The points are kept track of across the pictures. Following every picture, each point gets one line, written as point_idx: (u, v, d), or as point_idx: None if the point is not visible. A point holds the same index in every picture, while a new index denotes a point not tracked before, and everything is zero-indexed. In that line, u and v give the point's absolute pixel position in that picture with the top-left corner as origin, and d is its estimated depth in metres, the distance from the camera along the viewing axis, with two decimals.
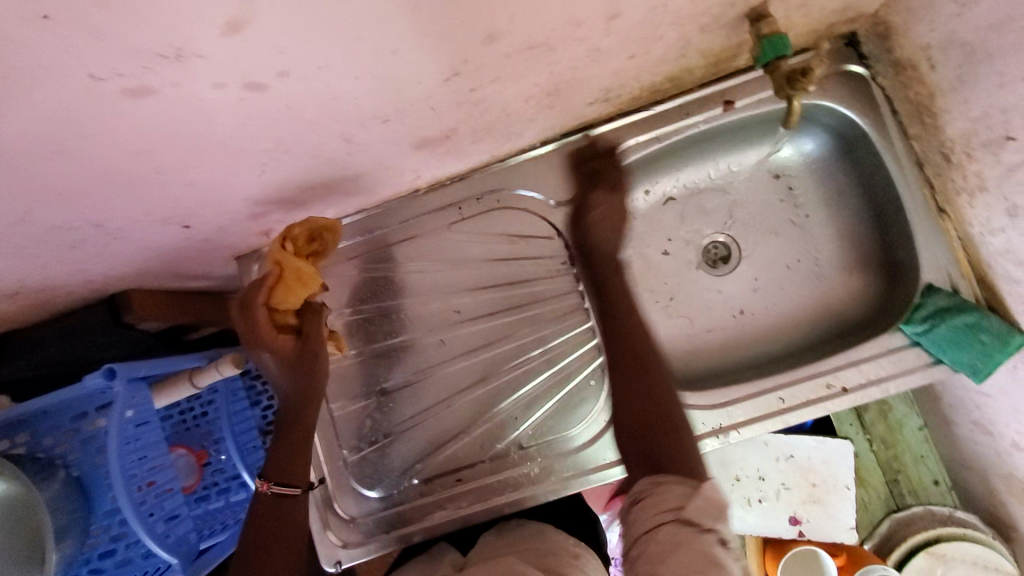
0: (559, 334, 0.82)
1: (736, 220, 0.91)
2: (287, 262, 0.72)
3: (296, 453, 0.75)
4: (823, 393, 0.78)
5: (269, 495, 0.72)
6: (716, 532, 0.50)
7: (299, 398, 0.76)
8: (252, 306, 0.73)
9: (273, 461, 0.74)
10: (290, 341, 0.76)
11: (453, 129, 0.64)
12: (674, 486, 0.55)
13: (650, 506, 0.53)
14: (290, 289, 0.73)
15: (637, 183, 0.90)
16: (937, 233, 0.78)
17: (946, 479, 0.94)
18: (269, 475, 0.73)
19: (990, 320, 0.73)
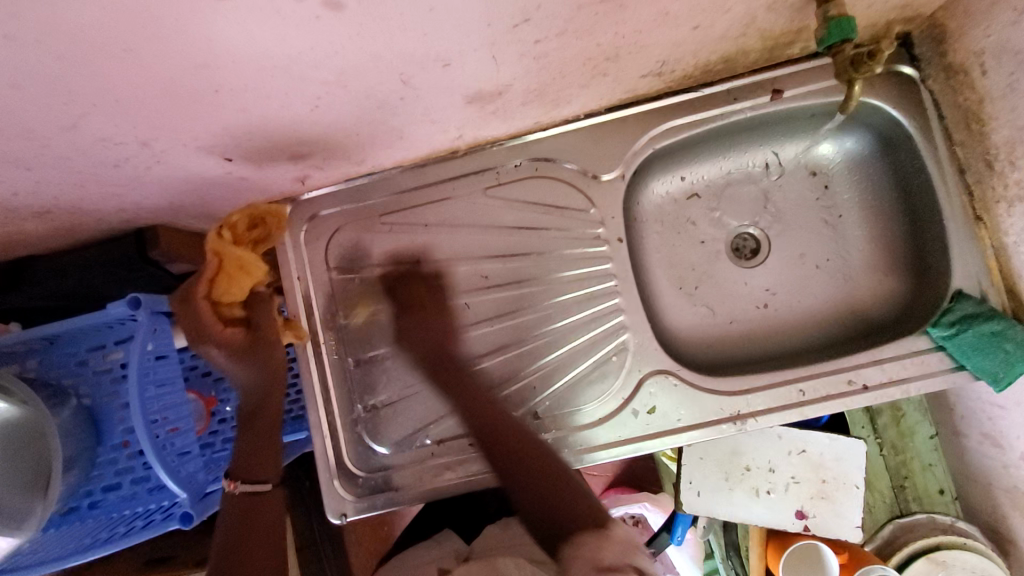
0: (584, 308, 0.82)
1: (768, 214, 0.92)
2: (225, 251, 0.74)
3: (258, 451, 0.77)
4: (844, 388, 0.78)
5: (236, 494, 0.74)
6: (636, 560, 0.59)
7: (257, 386, 0.79)
8: (196, 297, 0.75)
9: (239, 461, 0.77)
10: (238, 332, 0.78)
11: (506, 86, 0.63)
12: (605, 544, 0.60)
13: (586, 560, 0.59)
14: (231, 277, 0.76)
15: (673, 168, 0.90)
16: (972, 241, 0.78)
17: (952, 489, 0.94)
18: (235, 474, 0.76)
19: (1016, 331, 0.74)
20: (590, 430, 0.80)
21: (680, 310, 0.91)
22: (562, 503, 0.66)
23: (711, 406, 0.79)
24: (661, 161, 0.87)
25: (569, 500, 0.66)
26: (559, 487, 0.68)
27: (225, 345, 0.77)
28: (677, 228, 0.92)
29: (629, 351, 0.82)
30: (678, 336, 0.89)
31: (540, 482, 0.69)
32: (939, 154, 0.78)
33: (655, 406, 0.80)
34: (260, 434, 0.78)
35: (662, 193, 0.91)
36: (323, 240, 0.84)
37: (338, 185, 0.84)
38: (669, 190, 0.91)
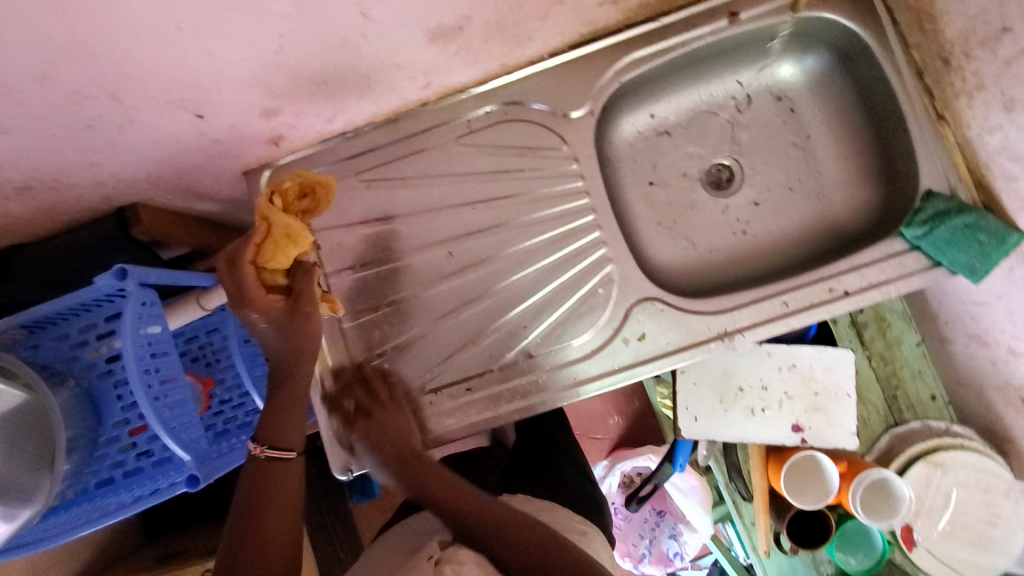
0: (567, 245, 0.84)
1: (738, 142, 0.93)
2: (275, 217, 0.67)
3: (288, 413, 0.69)
4: (826, 296, 0.80)
5: (261, 459, 0.65)
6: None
7: (292, 353, 0.70)
8: (239, 263, 0.67)
9: (265, 424, 0.68)
10: (280, 302, 0.70)
11: (467, 18, 0.65)
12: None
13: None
14: (279, 246, 0.68)
15: (641, 104, 0.92)
16: (937, 141, 0.79)
17: (943, 395, 0.96)
18: (262, 438, 0.67)
19: (987, 221, 0.76)
20: (581, 363, 0.81)
21: (662, 243, 0.92)
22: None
23: (698, 328, 0.81)
24: (629, 97, 0.89)
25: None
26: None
27: (265, 314, 0.69)
28: (649, 164, 0.94)
29: (613, 284, 0.83)
30: (663, 267, 0.91)
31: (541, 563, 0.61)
32: (897, 59, 0.80)
33: (644, 333, 0.82)
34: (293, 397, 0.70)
35: (633, 130, 0.93)
36: None
37: (313, 147, 0.85)
38: (640, 127, 0.93)
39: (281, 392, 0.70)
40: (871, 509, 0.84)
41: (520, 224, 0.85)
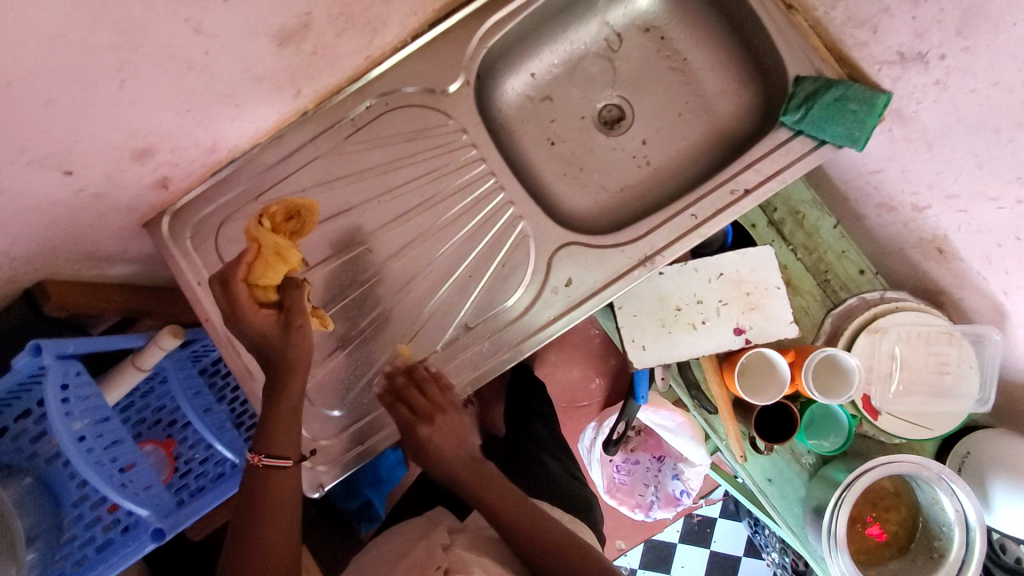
0: (477, 213, 0.86)
1: (620, 79, 0.96)
2: (264, 237, 0.74)
3: (280, 425, 0.75)
4: (729, 199, 0.83)
5: (261, 466, 0.74)
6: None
7: (285, 364, 0.74)
8: (231, 280, 0.71)
9: (262, 434, 0.75)
10: (271, 317, 0.73)
11: (308, 14, 0.66)
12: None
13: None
14: (269, 263, 0.72)
15: (519, 64, 0.93)
16: (793, 29, 0.83)
17: (869, 266, 1.00)
18: (258, 447, 0.74)
19: (855, 90, 0.79)
20: (518, 323, 0.83)
21: (573, 190, 0.94)
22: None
23: (622, 258, 0.83)
24: (504, 61, 0.91)
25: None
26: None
27: (256, 328, 0.72)
28: (542, 119, 0.96)
29: (530, 241, 0.85)
30: (579, 212, 0.93)
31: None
32: None
33: (571, 278, 0.83)
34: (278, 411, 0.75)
35: (517, 93, 0.95)
36: (211, 239, 0.85)
37: (206, 182, 0.85)
38: (524, 86, 0.95)
39: (276, 401, 0.75)
40: (826, 389, 0.87)
41: (428, 205, 0.86)
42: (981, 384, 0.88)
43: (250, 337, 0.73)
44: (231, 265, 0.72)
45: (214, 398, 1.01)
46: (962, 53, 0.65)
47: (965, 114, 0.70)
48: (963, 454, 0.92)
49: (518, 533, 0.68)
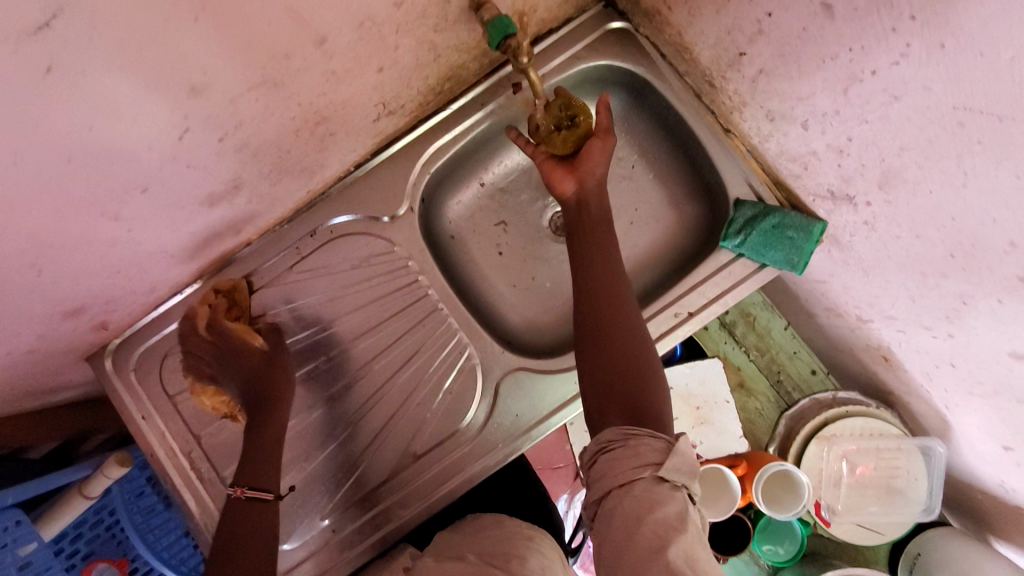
0: (424, 338, 0.86)
1: None
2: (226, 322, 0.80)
3: (268, 458, 0.74)
4: (674, 322, 0.83)
5: (243, 500, 0.70)
6: (685, 489, 0.54)
7: (270, 378, 0.79)
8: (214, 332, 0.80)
9: (250, 465, 0.72)
10: (256, 352, 0.80)
11: (236, 179, 0.66)
12: (647, 440, 0.56)
13: (628, 459, 0.55)
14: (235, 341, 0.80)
15: (465, 179, 0.93)
16: (731, 153, 0.84)
17: (822, 367, 1.02)
18: (242, 480, 0.71)
19: (792, 216, 0.80)
20: (466, 451, 0.82)
21: (523, 302, 0.94)
22: (642, 393, 0.62)
23: (567, 384, 0.83)
24: (449, 178, 0.91)
25: (630, 390, 0.62)
26: (650, 384, 0.63)
27: (241, 359, 0.79)
28: (492, 229, 0.95)
29: (478, 371, 0.85)
30: (529, 325, 0.93)
31: (614, 369, 0.64)
32: (674, 88, 0.85)
33: (519, 407, 0.83)
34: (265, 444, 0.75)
35: (464, 207, 0.94)
36: (155, 371, 0.84)
37: (150, 314, 0.84)
38: (472, 198, 0.94)
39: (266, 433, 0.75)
40: (772, 497, 0.85)
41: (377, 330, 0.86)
42: (930, 494, 0.87)
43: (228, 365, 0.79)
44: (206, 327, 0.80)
45: (164, 512, 1.00)
46: (886, 205, 0.66)
47: (895, 254, 0.71)
48: (915, 554, 0.91)
49: (482, 554, 0.74)
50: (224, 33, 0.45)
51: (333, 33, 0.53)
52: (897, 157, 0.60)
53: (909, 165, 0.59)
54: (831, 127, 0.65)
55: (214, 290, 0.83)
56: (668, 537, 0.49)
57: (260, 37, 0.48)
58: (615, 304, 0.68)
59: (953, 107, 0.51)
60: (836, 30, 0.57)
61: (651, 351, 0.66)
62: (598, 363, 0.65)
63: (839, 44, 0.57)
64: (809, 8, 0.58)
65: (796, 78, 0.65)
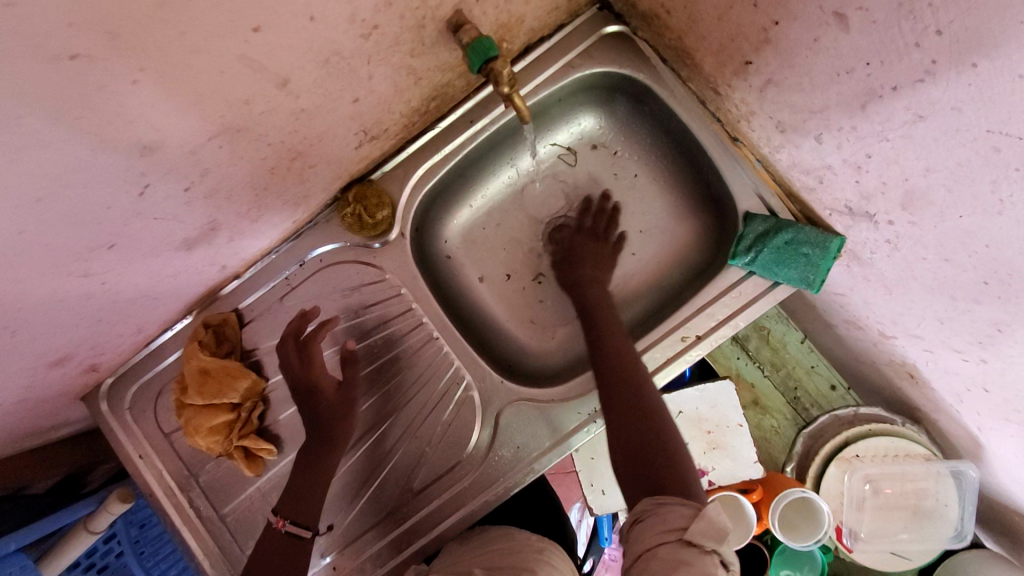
0: (421, 369, 0.83)
1: (576, 200, 0.91)
2: (211, 363, 0.77)
3: (314, 495, 0.75)
4: (681, 346, 0.79)
5: (282, 534, 0.73)
6: (718, 553, 0.49)
7: (337, 412, 0.77)
8: (201, 373, 0.77)
9: (293, 502, 0.75)
10: (331, 388, 0.77)
11: (213, 223, 0.63)
12: (676, 506, 0.54)
13: (657, 526, 0.52)
14: (222, 383, 0.77)
15: (470, 189, 0.89)
16: (739, 163, 0.79)
17: (841, 381, 0.97)
18: (283, 512, 0.74)
19: (807, 231, 0.74)
20: (465, 484, 0.80)
21: (522, 321, 0.91)
22: (660, 469, 0.60)
23: (568, 414, 0.80)
24: (456, 187, 0.87)
25: (654, 455, 0.61)
26: (671, 454, 0.62)
27: (320, 392, 0.76)
28: (489, 247, 0.91)
29: (477, 404, 0.82)
30: (530, 348, 0.90)
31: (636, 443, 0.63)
32: (677, 95, 0.79)
33: (520, 441, 0.80)
34: (312, 479, 0.75)
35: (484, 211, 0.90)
36: (150, 409, 0.83)
37: (142, 351, 0.83)
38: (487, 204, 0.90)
39: (315, 467, 0.75)
40: (790, 526, 0.82)
41: (391, 350, 0.84)
42: (961, 519, 0.84)
43: (304, 394, 0.77)
44: (192, 368, 0.77)
45: (167, 545, 1.00)
46: (910, 225, 0.60)
47: (920, 275, 0.65)
48: None
49: (489, 569, 0.73)
50: (172, 90, 0.41)
51: (297, 73, 0.49)
52: (922, 178, 0.54)
53: (936, 187, 0.54)
54: (847, 143, 0.60)
55: (205, 325, 0.81)
56: None
57: (214, 88, 0.44)
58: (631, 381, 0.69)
59: (987, 130, 0.45)
60: (851, 43, 0.51)
61: (670, 428, 0.65)
62: (618, 428, 0.66)
63: (855, 57, 0.52)
64: (821, 17, 0.52)
65: (808, 91, 0.59)
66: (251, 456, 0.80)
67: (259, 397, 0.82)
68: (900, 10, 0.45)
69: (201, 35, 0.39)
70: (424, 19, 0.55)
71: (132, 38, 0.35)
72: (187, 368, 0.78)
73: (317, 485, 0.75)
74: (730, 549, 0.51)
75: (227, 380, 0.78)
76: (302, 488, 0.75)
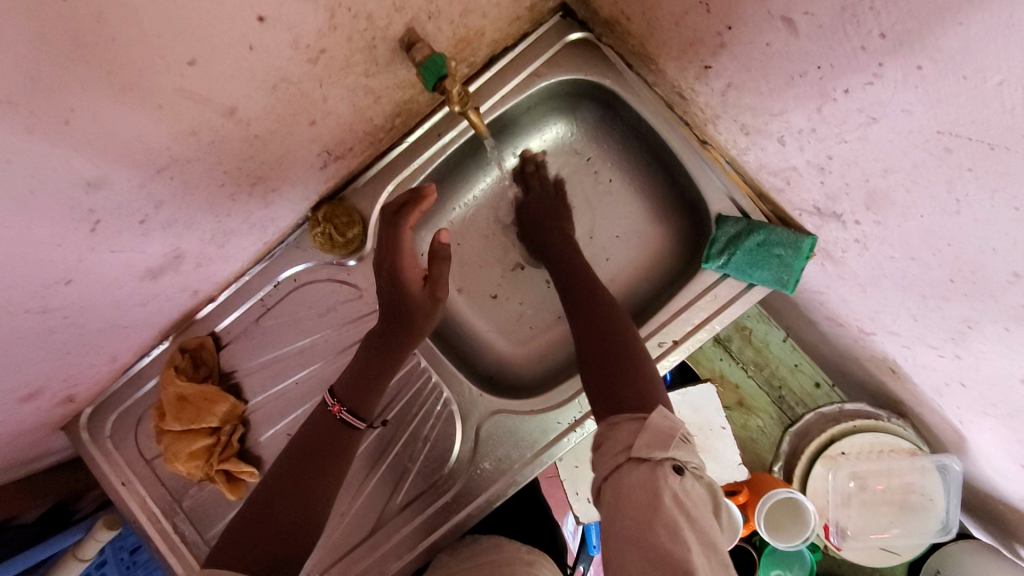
0: (403, 384, 0.83)
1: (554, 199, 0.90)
2: (187, 390, 0.77)
3: (375, 387, 0.70)
4: (658, 352, 0.78)
5: (337, 419, 0.67)
6: (669, 461, 0.49)
7: (418, 310, 0.71)
8: (178, 400, 0.77)
9: (358, 389, 0.69)
10: (418, 283, 0.71)
11: (176, 250, 0.62)
12: (625, 425, 0.54)
13: (610, 449, 0.53)
14: (199, 409, 0.77)
15: (443, 201, 0.88)
16: (709, 166, 0.78)
17: (826, 378, 0.97)
18: (342, 397, 0.68)
19: (778, 232, 0.74)
20: (448, 498, 0.79)
21: (501, 329, 0.91)
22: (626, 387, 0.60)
23: (548, 425, 0.79)
24: (429, 199, 0.86)
25: (622, 382, 0.60)
26: (638, 377, 0.61)
27: (405, 286, 0.71)
28: (466, 258, 0.91)
29: (457, 418, 0.82)
30: (509, 359, 0.90)
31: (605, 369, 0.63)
32: (644, 99, 0.79)
33: (501, 453, 0.79)
34: (373, 367, 0.70)
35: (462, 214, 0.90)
36: (130, 437, 0.83)
37: (119, 379, 0.83)
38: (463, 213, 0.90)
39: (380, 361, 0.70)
40: (777, 527, 0.82)
41: None
42: (947, 513, 0.83)
43: (391, 282, 0.71)
44: (169, 395, 0.77)
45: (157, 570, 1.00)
46: (876, 225, 0.60)
47: (891, 273, 0.65)
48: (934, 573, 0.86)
49: None
50: (108, 128, 0.41)
51: (243, 101, 0.49)
52: (881, 179, 0.54)
53: (896, 187, 0.53)
54: (809, 145, 0.59)
55: (181, 350, 0.81)
56: (640, 524, 0.46)
57: (154, 123, 0.43)
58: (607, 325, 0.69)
59: (937, 131, 0.45)
60: (801, 47, 0.51)
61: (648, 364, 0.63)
62: (590, 360, 0.65)
63: (807, 61, 0.51)
64: (771, 22, 0.51)
65: (767, 94, 0.59)
66: (233, 479, 0.80)
67: (239, 420, 0.81)
68: (843, 14, 0.45)
69: (133, 71, 0.38)
70: (375, 40, 0.55)
71: (55, 81, 0.35)
72: (164, 395, 0.78)
73: (377, 373, 0.70)
74: (685, 448, 0.51)
75: (204, 405, 0.78)
76: (367, 374, 0.70)
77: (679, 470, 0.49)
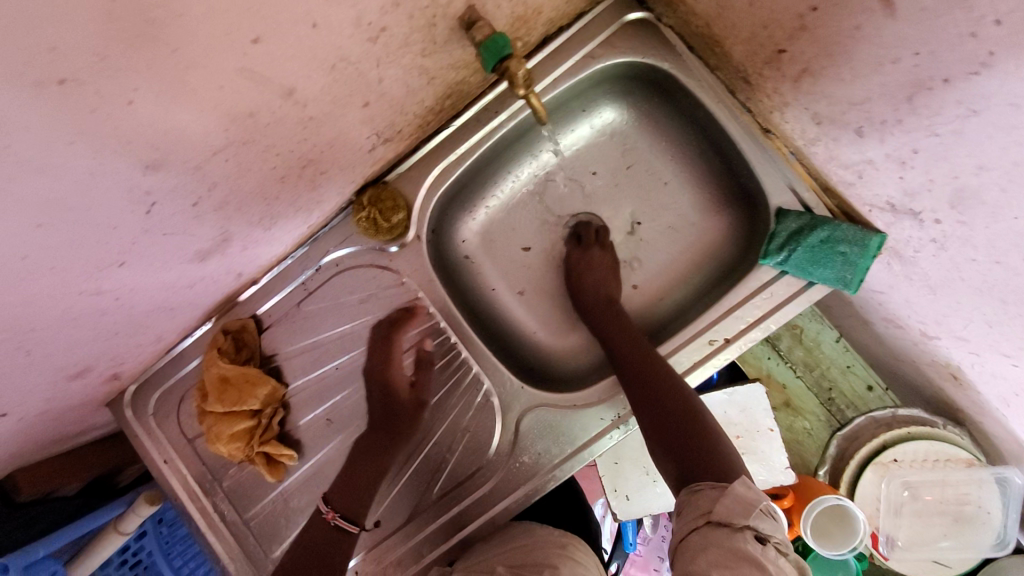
0: (444, 373, 0.82)
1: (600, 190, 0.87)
2: (229, 370, 0.77)
3: (368, 488, 0.75)
4: (708, 350, 0.75)
5: (332, 525, 0.73)
6: (750, 529, 0.50)
7: (405, 416, 0.78)
8: (220, 381, 0.77)
9: (348, 494, 0.74)
10: (405, 390, 0.79)
11: (225, 234, 0.61)
12: (706, 492, 0.55)
13: (689, 511, 0.54)
14: (241, 391, 0.77)
15: (489, 187, 0.86)
16: (772, 157, 0.74)
17: (880, 381, 0.93)
18: (336, 503, 0.74)
19: (844, 228, 0.69)
20: (486, 492, 0.78)
21: (543, 320, 0.89)
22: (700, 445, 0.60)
23: (592, 420, 0.77)
24: (473, 185, 0.84)
25: (692, 441, 0.61)
26: (715, 442, 0.61)
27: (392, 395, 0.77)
28: (511, 245, 0.88)
29: (496, 409, 0.80)
30: (551, 351, 0.88)
31: (673, 419, 0.63)
32: (704, 84, 0.74)
33: (539, 450, 0.78)
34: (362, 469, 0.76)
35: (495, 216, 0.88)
36: (173, 415, 0.84)
37: (163, 357, 0.83)
38: (505, 199, 0.87)
39: (368, 461, 0.76)
40: (819, 536, 0.79)
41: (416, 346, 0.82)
42: (1005, 526, 0.81)
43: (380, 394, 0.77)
44: (210, 375, 0.77)
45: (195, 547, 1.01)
46: (958, 225, 0.56)
47: (968, 276, 0.61)
48: None
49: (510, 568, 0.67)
50: (171, 105, 0.39)
51: (302, 82, 0.47)
52: (973, 176, 0.50)
53: (989, 186, 0.49)
54: (892, 138, 0.55)
55: (224, 331, 0.81)
56: None
57: (215, 102, 0.42)
58: (676, 390, 0.66)
59: None
60: (898, 30, 0.47)
61: (709, 418, 0.64)
62: (659, 421, 0.64)
63: (902, 46, 0.47)
64: (864, 3, 0.47)
65: (849, 82, 0.55)
66: (273, 461, 0.80)
67: (279, 403, 0.81)
68: None
69: (196, 51, 0.36)
70: (435, 18, 0.53)
71: (120, 59, 0.33)
72: (206, 376, 0.78)
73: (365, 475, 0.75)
74: (765, 521, 0.51)
75: (245, 387, 0.78)
76: (356, 478, 0.75)
77: (760, 540, 0.49)
